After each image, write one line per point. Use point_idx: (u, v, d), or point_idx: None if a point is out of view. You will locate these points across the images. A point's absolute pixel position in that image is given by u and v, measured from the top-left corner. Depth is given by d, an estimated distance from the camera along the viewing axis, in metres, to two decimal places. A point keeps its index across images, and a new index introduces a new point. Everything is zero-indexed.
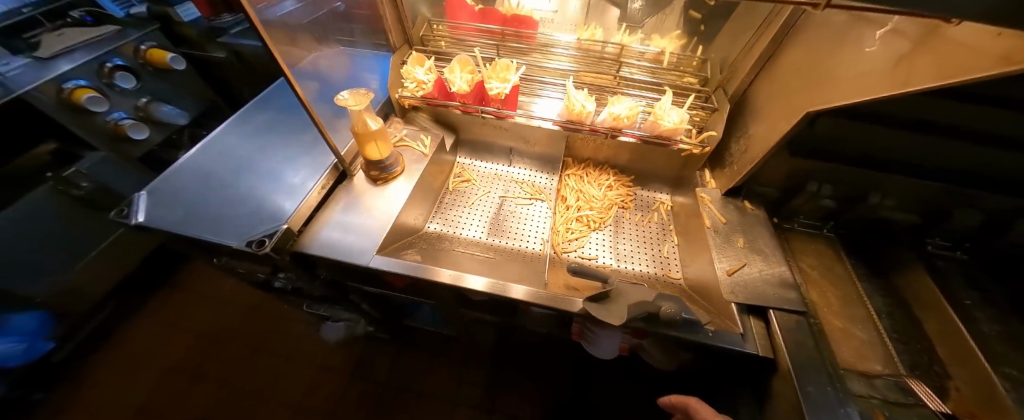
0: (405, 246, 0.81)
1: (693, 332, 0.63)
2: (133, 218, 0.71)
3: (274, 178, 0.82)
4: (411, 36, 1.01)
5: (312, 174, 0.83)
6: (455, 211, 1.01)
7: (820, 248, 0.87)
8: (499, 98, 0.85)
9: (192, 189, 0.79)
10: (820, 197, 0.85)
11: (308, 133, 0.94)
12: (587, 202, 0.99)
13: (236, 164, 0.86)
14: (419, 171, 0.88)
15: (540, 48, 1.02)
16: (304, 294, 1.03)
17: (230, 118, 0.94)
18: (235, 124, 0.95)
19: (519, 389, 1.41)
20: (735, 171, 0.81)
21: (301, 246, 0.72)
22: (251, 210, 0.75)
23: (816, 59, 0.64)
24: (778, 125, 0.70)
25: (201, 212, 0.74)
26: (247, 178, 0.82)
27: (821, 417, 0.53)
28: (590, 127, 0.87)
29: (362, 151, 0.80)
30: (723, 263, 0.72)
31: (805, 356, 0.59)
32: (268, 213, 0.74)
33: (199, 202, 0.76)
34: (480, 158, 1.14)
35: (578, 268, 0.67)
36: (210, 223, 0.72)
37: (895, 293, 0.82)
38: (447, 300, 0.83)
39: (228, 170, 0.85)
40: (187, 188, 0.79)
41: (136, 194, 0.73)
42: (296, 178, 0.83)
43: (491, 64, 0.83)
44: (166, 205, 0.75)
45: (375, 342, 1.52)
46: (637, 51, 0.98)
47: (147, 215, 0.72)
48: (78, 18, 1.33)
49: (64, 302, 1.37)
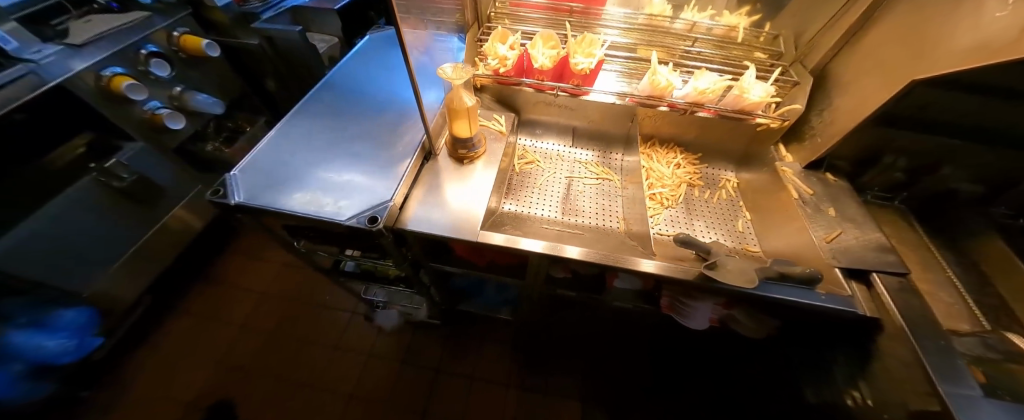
0: (495, 224, 0.82)
1: (805, 296, 0.65)
2: (231, 198, 0.70)
3: (359, 157, 0.81)
4: (480, 14, 1.00)
5: (396, 152, 0.81)
6: (527, 192, 1.00)
7: (894, 218, 0.89)
8: (583, 73, 0.85)
9: (279, 169, 0.77)
10: (894, 169, 0.88)
11: (381, 113, 0.92)
12: (659, 179, 0.99)
13: (314, 143, 0.85)
14: (500, 151, 0.87)
15: (607, 25, 1.02)
16: (374, 277, 1.02)
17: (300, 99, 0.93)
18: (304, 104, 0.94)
19: (571, 370, 1.43)
20: (817, 144, 0.83)
21: (403, 224, 0.72)
22: (345, 187, 0.74)
23: (929, 28, 0.64)
24: (873, 96, 0.71)
25: (295, 191, 0.73)
26: (332, 157, 0.80)
27: (946, 371, 0.56)
28: (669, 103, 0.88)
29: (452, 129, 0.79)
30: (819, 232, 0.73)
31: (918, 316, 0.61)
32: (364, 191, 0.73)
33: (289, 181, 0.75)
34: (540, 139, 1.13)
35: (686, 238, 0.68)
36: (307, 202, 0.71)
37: (968, 258, 0.85)
38: (538, 276, 0.84)
39: (308, 149, 0.83)
40: (273, 168, 0.78)
41: (229, 174, 0.72)
42: (380, 155, 0.81)
43: (577, 39, 0.83)
44: (258, 185, 0.73)
45: (423, 329, 1.52)
46: (706, 26, 0.98)
47: (243, 195, 0.71)
48: (105, 4, 1.32)
49: (107, 297, 1.35)
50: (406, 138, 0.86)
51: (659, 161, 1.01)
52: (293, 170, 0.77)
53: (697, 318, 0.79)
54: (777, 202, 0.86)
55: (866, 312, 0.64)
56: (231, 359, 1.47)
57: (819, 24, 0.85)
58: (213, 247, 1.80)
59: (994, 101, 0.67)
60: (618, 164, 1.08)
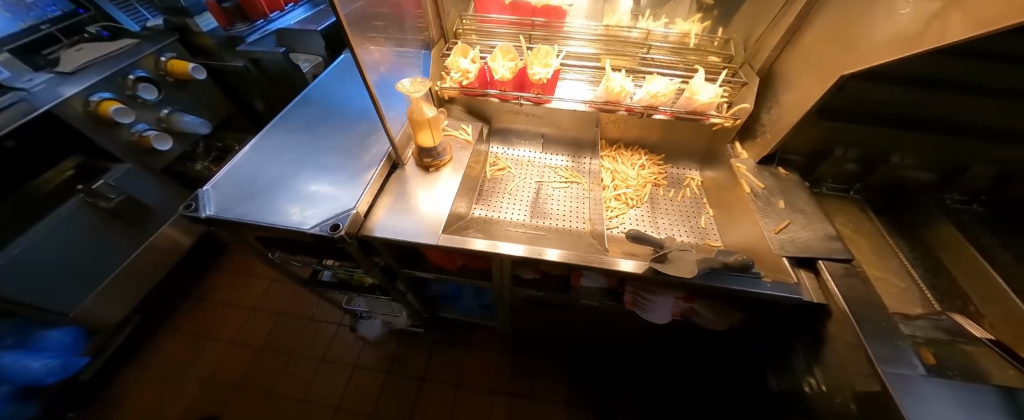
0: (461, 228, 0.85)
1: (752, 286, 0.67)
2: (203, 211, 0.73)
3: (329, 168, 0.83)
4: (446, 30, 1.05)
5: (364, 161, 0.85)
6: (497, 197, 1.04)
7: (850, 209, 0.92)
8: (541, 83, 0.89)
9: (251, 182, 0.80)
10: (845, 161, 0.92)
11: (352, 125, 0.96)
12: (624, 180, 1.03)
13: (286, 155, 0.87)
14: (465, 158, 0.91)
15: (568, 36, 1.06)
16: (351, 286, 1.04)
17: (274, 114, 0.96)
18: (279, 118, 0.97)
19: (555, 373, 1.44)
20: (767, 140, 0.86)
21: (367, 231, 0.74)
22: (313, 197, 0.77)
23: (849, 27, 0.68)
24: (810, 92, 0.75)
25: (264, 202, 0.76)
26: (302, 168, 0.83)
27: (887, 351, 0.58)
28: (626, 107, 0.91)
29: (416, 139, 0.83)
30: (768, 223, 0.76)
31: (860, 300, 0.64)
32: (331, 200, 0.76)
33: (260, 193, 0.78)
34: (512, 147, 1.17)
35: (637, 233, 0.71)
36: (276, 213, 0.74)
37: (924, 244, 0.89)
38: (504, 278, 0.86)
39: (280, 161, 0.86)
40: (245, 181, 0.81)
41: (201, 189, 0.75)
42: (349, 165, 0.84)
43: (534, 50, 0.87)
44: (229, 198, 0.76)
45: (408, 337, 1.54)
46: (661, 34, 1.03)
47: (214, 208, 0.74)
48: (95, 33, 1.38)
49: (94, 316, 1.36)
50: (375, 148, 0.89)
51: (624, 163, 1.05)
52: (264, 183, 0.80)
53: (660, 313, 0.81)
54: (733, 196, 0.89)
55: (813, 298, 0.66)
56: (218, 375, 1.48)
57: (764, 27, 0.89)
58: (201, 264, 1.82)
59: (921, 92, 0.71)
60: (586, 167, 1.11)
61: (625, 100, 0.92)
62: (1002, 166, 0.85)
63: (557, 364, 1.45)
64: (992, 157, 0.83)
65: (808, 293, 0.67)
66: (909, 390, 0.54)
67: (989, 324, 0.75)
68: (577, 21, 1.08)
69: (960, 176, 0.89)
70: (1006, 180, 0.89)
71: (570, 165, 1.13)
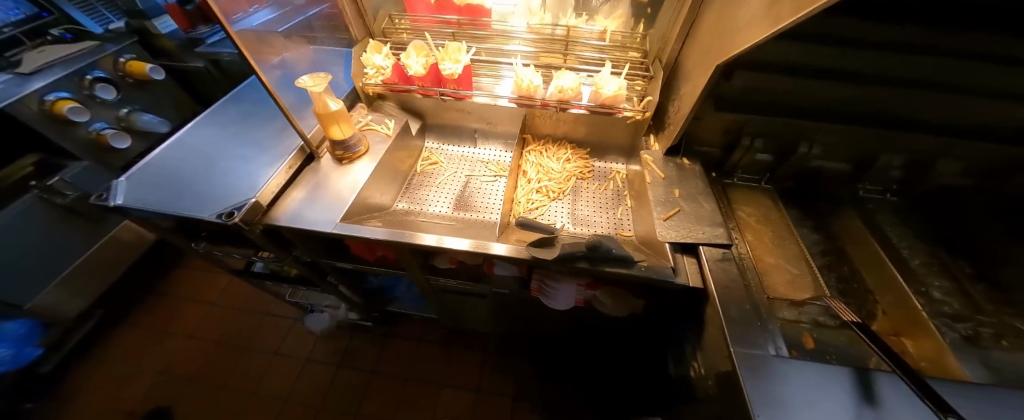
0: (371, 219, 0.86)
1: (631, 270, 0.69)
2: (112, 200, 0.76)
3: (243, 158, 0.86)
4: (373, 30, 1.11)
5: (280, 154, 0.87)
6: (422, 191, 1.07)
7: (760, 200, 0.94)
8: (454, 78, 0.95)
9: (167, 173, 0.83)
10: (753, 152, 0.91)
11: (278, 121, 0.99)
12: (548, 173, 1.05)
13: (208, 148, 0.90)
14: (382, 151, 0.94)
15: (498, 34, 1.10)
16: (283, 278, 1.07)
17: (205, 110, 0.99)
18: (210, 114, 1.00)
19: (503, 366, 1.46)
20: (671, 131, 0.89)
21: (270, 220, 0.77)
22: (222, 186, 0.79)
23: (725, 16, 0.70)
24: (700, 81, 0.77)
25: (174, 191, 0.78)
26: (218, 160, 0.85)
27: (744, 331, 0.61)
28: (542, 101, 0.96)
29: (327, 133, 0.86)
30: (660, 210, 0.79)
31: (727, 282, 0.67)
32: (237, 189, 0.78)
33: (173, 183, 0.81)
34: (447, 142, 1.20)
35: (524, 221, 0.78)
36: (182, 201, 0.76)
37: (830, 234, 0.91)
38: (415, 267, 0.88)
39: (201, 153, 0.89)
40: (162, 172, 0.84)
41: (114, 180, 0.78)
42: (265, 157, 0.87)
43: (444, 48, 0.93)
44: (142, 188, 0.79)
45: (362, 331, 1.56)
46: (586, 31, 1.05)
47: (124, 198, 0.76)
48: (59, 36, 1.41)
49: (51, 310, 1.40)
50: (294, 141, 0.92)
51: (549, 156, 1.07)
52: (178, 174, 0.83)
53: (563, 299, 0.83)
54: (642, 188, 0.92)
55: (688, 284, 0.69)
56: (173, 369, 1.50)
57: (670, 22, 0.91)
58: (166, 262, 1.85)
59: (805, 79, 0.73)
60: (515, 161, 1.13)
61: (539, 94, 0.97)
62: (909, 153, 0.86)
63: (506, 358, 1.47)
64: (897, 145, 0.85)
65: (685, 280, 0.69)
66: (759, 371, 0.56)
67: (879, 311, 0.77)
68: (506, 19, 1.11)
69: (869, 166, 0.91)
70: (914, 169, 0.90)
71: (500, 159, 1.15)
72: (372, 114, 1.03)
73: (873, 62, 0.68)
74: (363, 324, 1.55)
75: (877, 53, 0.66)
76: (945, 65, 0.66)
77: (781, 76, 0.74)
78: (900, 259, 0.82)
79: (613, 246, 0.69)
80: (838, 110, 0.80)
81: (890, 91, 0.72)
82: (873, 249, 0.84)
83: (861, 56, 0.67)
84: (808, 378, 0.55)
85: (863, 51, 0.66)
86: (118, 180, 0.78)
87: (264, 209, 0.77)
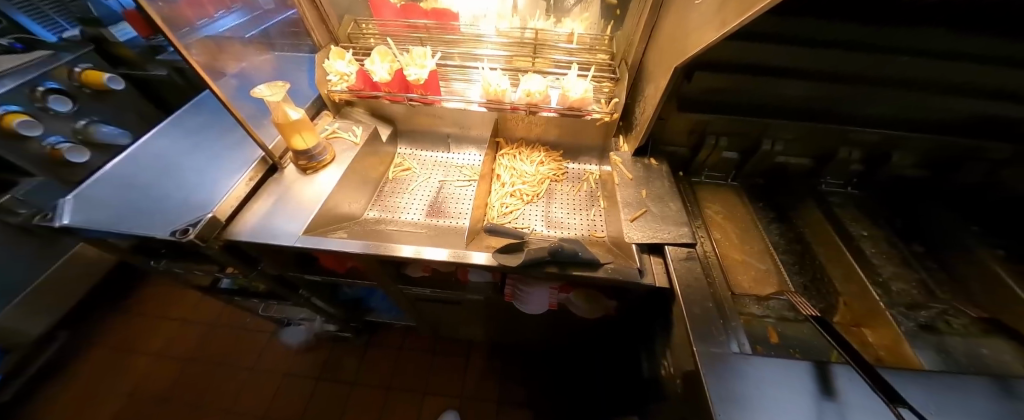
0: (334, 231, 0.83)
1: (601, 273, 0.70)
2: (58, 221, 0.71)
3: (201, 172, 0.83)
4: (338, 35, 1.08)
5: (241, 166, 0.84)
6: (394, 198, 1.05)
7: (728, 198, 0.97)
8: (420, 84, 0.94)
9: (121, 189, 0.79)
10: (719, 150, 0.92)
11: (240, 131, 0.96)
12: (521, 177, 1.05)
13: (166, 162, 0.86)
14: (350, 159, 0.93)
15: (467, 38, 1.08)
16: (252, 293, 1.03)
17: (164, 122, 0.95)
18: (169, 126, 0.96)
19: (487, 371, 1.45)
20: (639, 132, 0.90)
21: (229, 235, 0.74)
22: (179, 202, 0.76)
23: (681, 18, 0.72)
24: (661, 83, 0.78)
25: (127, 208, 0.74)
26: (176, 174, 0.82)
27: (705, 330, 0.62)
28: (511, 106, 0.95)
29: (289, 143, 0.84)
30: (628, 211, 0.79)
31: (690, 280, 0.68)
32: (195, 204, 0.75)
33: (126, 200, 0.77)
34: (420, 148, 1.18)
35: (492, 228, 0.77)
36: (134, 219, 0.72)
37: (795, 229, 0.94)
38: (387, 277, 0.87)
39: (158, 168, 0.85)
40: (115, 189, 0.80)
41: (62, 198, 0.74)
42: (226, 170, 0.83)
43: (408, 53, 0.93)
44: (92, 206, 0.75)
45: (341, 342, 1.53)
46: (554, 34, 1.06)
47: (71, 217, 0.72)
48: (7, 45, 1.32)
49: (5, 335, 1.32)
50: (252, 151, 0.90)
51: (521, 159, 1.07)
52: (130, 190, 0.79)
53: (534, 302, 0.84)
54: (612, 191, 0.93)
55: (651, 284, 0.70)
56: (142, 391, 1.44)
57: (633, 24, 0.92)
58: (133, 279, 1.78)
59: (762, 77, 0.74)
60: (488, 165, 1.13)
61: (508, 99, 0.96)
62: (865, 148, 0.89)
63: (490, 362, 1.48)
64: (854, 140, 0.87)
65: (652, 280, 0.71)
66: (722, 367, 0.57)
67: (839, 301, 0.79)
68: (475, 23, 1.10)
69: (829, 161, 0.94)
70: (871, 163, 0.93)
71: (475, 163, 1.14)
72: (338, 121, 1.01)
73: (824, 61, 0.70)
74: (342, 335, 1.52)
75: (825, 52, 0.68)
76: (888, 62, 0.68)
77: (738, 76, 0.76)
78: (860, 250, 0.84)
79: (579, 251, 0.70)
80: (794, 107, 0.83)
81: (842, 88, 0.74)
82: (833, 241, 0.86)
83: (810, 57, 0.70)
84: (768, 372, 0.57)
85: (813, 50, 0.68)
86: (65, 199, 0.74)
87: (223, 224, 0.74)
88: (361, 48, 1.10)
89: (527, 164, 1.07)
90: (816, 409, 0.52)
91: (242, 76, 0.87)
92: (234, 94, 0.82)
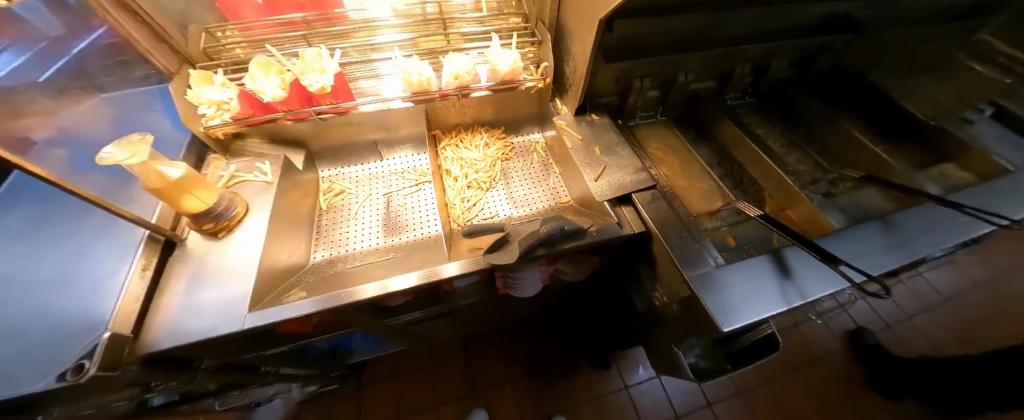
0: (285, 292, 0.70)
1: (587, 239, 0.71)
2: None
3: (57, 283, 0.60)
4: (188, 52, 0.83)
5: (122, 260, 0.64)
6: (339, 228, 0.92)
7: (661, 132, 1.05)
8: (326, 92, 0.78)
9: None
10: (645, 91, 0.98)
11: (94, 212, 0.71)
12: (472, 165, 0.99)
13: None
14: (271, 203, 0.77)
15: (360, 26, 0.93)
16: (200, 393, 0.85)
17: None
18: None
19: (490, 359, 1.47)
20: (574, 90, 0.90)
21: (149, 347, 0.57)
22: (42, 337, 0.54)
23: None
24: (587, 39, 0.77)
25: None
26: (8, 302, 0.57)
27: (688, 257, 0.68)
28: (440, 93, 0.88)
29: (178, 207, 0.65)
30: (590, 171, 0.81)
31: (663, 218, 0.74)
32: (75, 331, 0.54)
33: None
34: (348, 164, 1.04)
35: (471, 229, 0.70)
36: None
37: (718, 145, 1.07)
38: (367, 317, 0.78)
39: None
40: None
41: None
42: (99, 272, 0.62)
43: (299, 58, 0.76)
44: None
45: (328, 395, 1.38)
46: (458, 4, 0.97)
47: None
48: None
49: None
50: (127, 234, 0.68)
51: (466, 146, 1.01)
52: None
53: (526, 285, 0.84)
54: (564, 154, 0.93)
55: (632, 232, 0.75)
56: None
57: None
58: None
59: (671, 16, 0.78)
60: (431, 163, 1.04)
61: (434, 86, 0.87)
62: (753, 61, 1.03)
63: (491, 351, 1.49)
64: (744, 57, 0.99)
65: (632, 227, 0.75)
66: (712, 286, 0.64)
67: (768, 195, 0.95)
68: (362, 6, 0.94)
69: (729, 79, 1.06)
70: (758, 73, 1.08)
71: (416, 165, 1.04)
72: (235, 163, 0.82)
73: None
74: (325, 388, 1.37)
75: None
76: None
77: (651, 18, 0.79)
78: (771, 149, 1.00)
79: (564, 224, 0.70)
80: (699, 37, 0.90)
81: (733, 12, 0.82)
82: (748, 146, 1.00)
83: None
84: (744, 276, 0.66)
85: None
86: None
87: (132, 338, 0.56)
88: (228, 63, 0.88)
89: (474, 150, 1.01)
90: (782, 293, 0.63)
91: (68, 140, 0.63)
92: (66, 168, 0.60)
